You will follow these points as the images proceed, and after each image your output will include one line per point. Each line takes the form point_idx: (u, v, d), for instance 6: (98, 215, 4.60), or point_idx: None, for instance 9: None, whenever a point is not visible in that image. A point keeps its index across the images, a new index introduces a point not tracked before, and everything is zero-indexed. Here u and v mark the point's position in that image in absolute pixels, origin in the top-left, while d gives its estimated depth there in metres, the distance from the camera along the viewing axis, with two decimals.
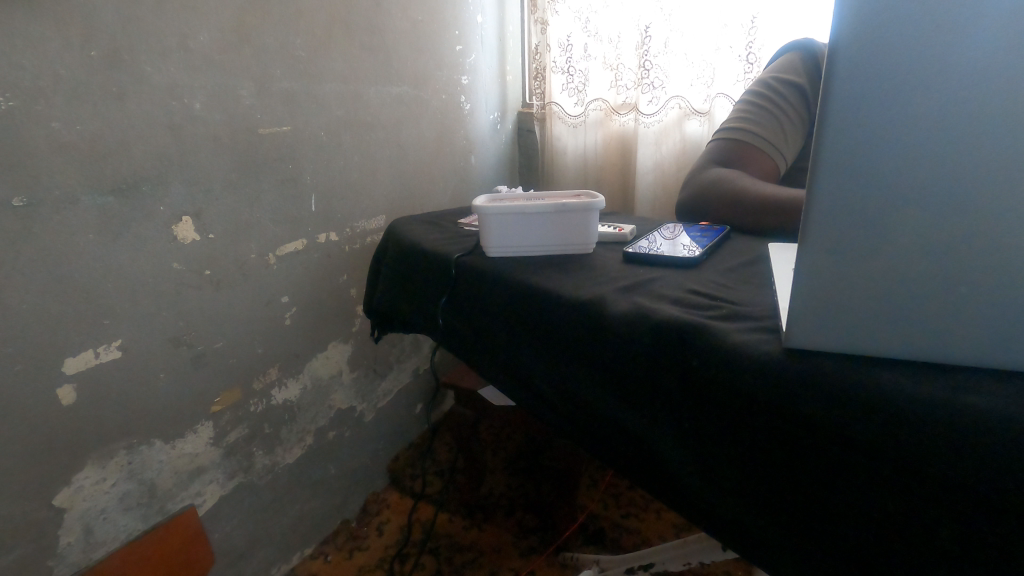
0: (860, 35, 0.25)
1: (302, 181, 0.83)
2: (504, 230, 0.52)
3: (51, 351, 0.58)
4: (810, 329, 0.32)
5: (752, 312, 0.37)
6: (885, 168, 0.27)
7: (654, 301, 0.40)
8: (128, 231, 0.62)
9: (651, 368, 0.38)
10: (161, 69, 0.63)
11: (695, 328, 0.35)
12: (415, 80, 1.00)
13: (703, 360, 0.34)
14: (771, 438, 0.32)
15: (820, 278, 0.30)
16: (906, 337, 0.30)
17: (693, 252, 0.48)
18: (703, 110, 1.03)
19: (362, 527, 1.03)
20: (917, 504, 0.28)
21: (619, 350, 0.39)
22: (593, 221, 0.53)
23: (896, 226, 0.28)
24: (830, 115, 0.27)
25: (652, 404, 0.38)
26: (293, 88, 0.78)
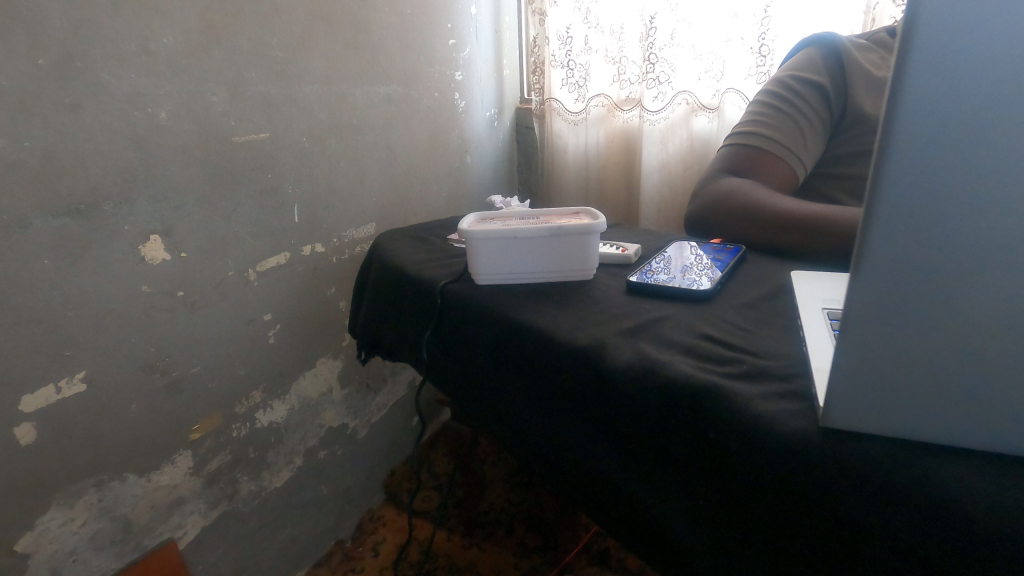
0: (933, 56, 0.20)
1: (284, 191, 0.77)
2: (492, 256, 0.47)
3: (6, 389, 0.53)
4: (853, 409, 0.26)
5: (776, 366, 0.32)
6: (962, 224, 0.21)
7: (662, 350, 0.35)
8: (88, 254, 0.57)
9: (655, 432, 0.33)
10: (120, 76, 0.57)
11: (710, 390, 0.30)
12: (405, 77, 0.94)
13: (720, 433, 0.29)
14: (797, 529, 0.27)
15: (868, 349, 0.25)
16: (975, 426, 0.24)
17: (705, 283, 0.43)
18: (712, 106, 0.96)
19: (357, 547, 0.99)
20: None
21: (620, 408, 0.34)
22: (593, 245, 0.48)
23: (970, 296, 0.22)
24: (892, 154, 0.21)
25: (657, 472, 0.33)
26: (270, 92, 0.73)
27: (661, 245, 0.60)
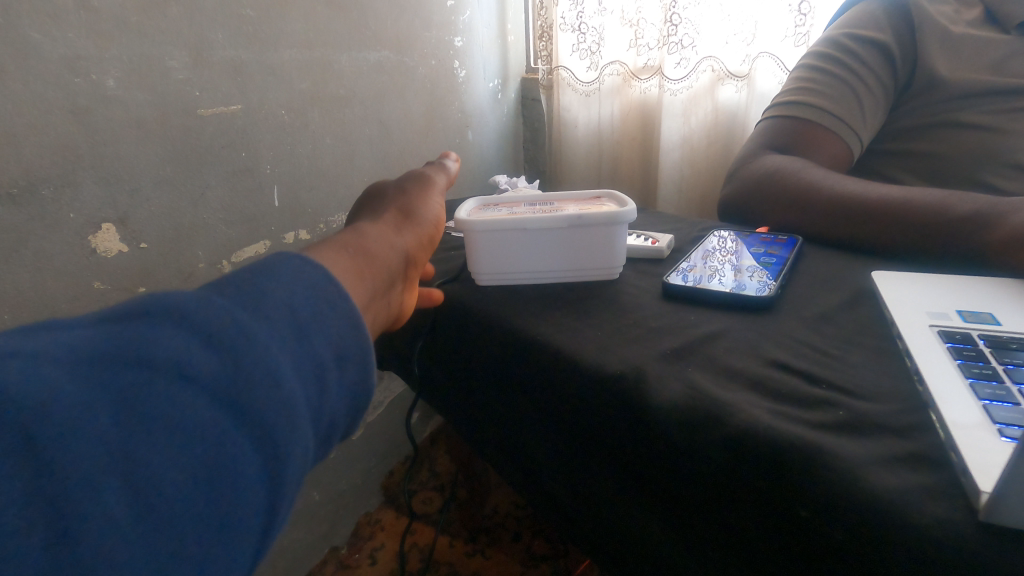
0: None
1: (262, 171, 0.69)
2: (494, 251, 0.41)
3: None
4: None
5: (878, 416, 0.26)
6: None
7: (720, 390, 0.28)
8: (26, 247, 0.49)
9: (717, 499, 0.27)
10: (55, 36, 0.48)
11: (796, 450, 0.24)
12: (398, 42, 0.84)
13: (812, 513, 0.23)
14: None
15: None
16: None
17: (762, 289, 0.36)
18: (741, 73, 0.87)
19: (353, 554, 0.93)
20: None
21: (671, 464, 0.28)
22: (616, 238, 0.41)
23: None
24: None
25: (718, 544, 0.27)
26: (241, 57, 0.64)
27: (692, 235, 0.51)
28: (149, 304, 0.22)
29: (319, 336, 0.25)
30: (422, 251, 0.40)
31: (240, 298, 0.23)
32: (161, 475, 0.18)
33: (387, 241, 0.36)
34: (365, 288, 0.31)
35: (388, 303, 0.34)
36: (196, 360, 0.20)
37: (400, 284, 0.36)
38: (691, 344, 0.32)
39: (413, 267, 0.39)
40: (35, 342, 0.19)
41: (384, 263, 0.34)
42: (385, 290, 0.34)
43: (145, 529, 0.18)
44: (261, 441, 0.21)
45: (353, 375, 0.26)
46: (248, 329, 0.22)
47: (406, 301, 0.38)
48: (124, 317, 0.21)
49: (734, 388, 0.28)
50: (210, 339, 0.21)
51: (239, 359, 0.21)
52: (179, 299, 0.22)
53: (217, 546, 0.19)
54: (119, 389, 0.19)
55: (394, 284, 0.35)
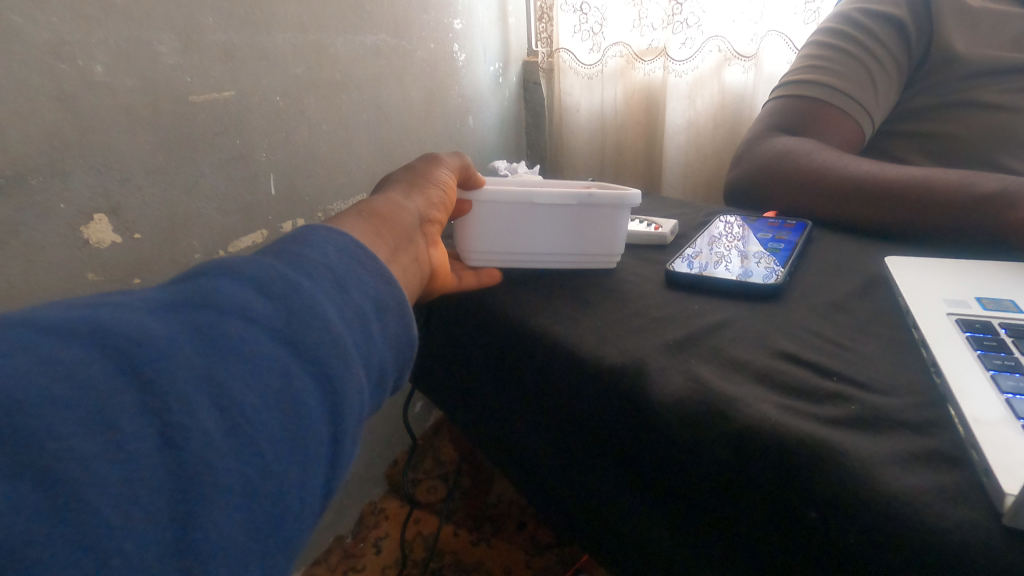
0: None
1: (257, 159, 0.68)
2: (493, 223, 0.41)
3: None
4: None
5: (889, 409, 0.25)
6: None
7: (724, 378, 0.28)
8: (16, 238, 0.48)
9: (721, 496, 0.26)
10: (38, 20, 0.47)
11: (803, 445, 0.23)
12: (395, 25, 0.82)
13: (822, 513, 0.22)
14: None
15: None
16: None
17: (769, 276, 0.35)
18: (749, 54, 0.85)
19: (358, 543, 0.93)
20: None
21: (674, 459, 0.27)
22: (618, 220, 0.40)
23: None
24: None
25: (721, 542, 0.27)
26: (233, 42, 0.62)
27: (696, 220, 0.50)
28: (212, 270, 0.26)
29: (355, 289, 0.29)
30: (440, 219, 0.39)
31: (283, 260, 0.27)
32: (242, 392, 0.22)
33: (398, 213, 0.36)
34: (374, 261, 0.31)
35: (410, 275, 0.34)
36: (257, 305, 0.25)
37: (422, 252, 0.36)
38: (694, 334, 0.31)
39: (433, 237, 0.38)
40: (127, 302, 0.23)
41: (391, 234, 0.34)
42: (400, 261, 0.33)
43: (236, 432, 0.22)
44: (317, 367, 0.25)
45: (392, 323, 0.30)
46: (296, 282, 0.26)
47: (434, 273, 0.37)
48: (189, 280, 0.26)
49: (739, 380, 0.27)
50: (268, 289, 0.25)
51: (289, 305, 0.25)
52: (232, 264, 0.26)
53: (298, 449, 0.24)
54: (197, 325, 0.23)
55: (413, 255, 0.35)
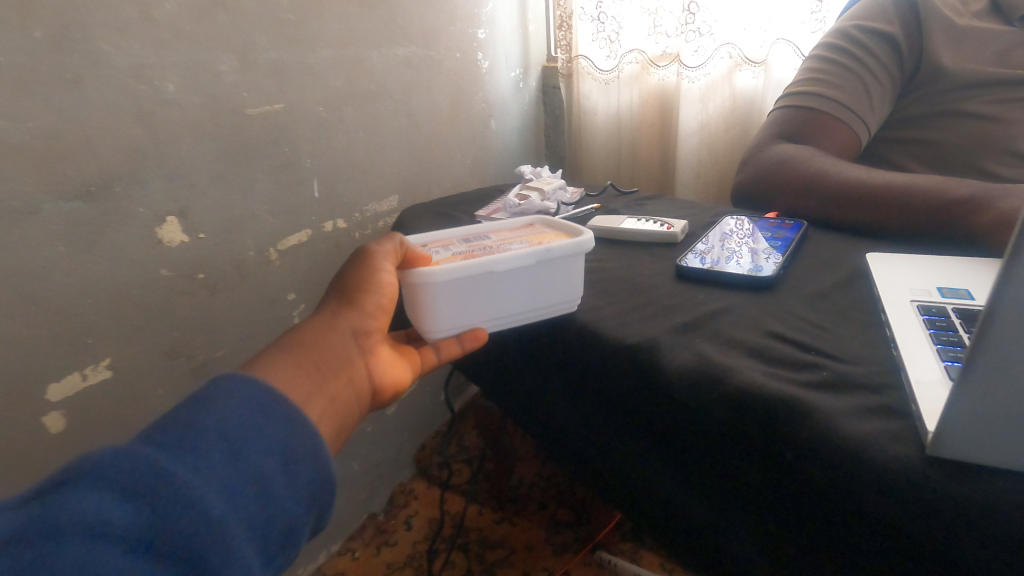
0: None
1: (303, 165, 0.74)
2: (458, 298, 0.40)
3: (33, 377, 0.53)
4: (967, 445, 0.24)
5: (858, 375, 0.30)
6: None
7: (722, 351, 0.33)
8: (103, 238, 0.55)
9: (717, 446, 0.32)
10: (121, 47, 0.53)
11: (782, 402, 0.29)
12: (424, 38, 0.88)
13: (797, 454, 0.28)
14: (879, 556, 0.26)
15: (1001, 379, 0.22)
16: None
17: (766, 269, 0.40)
18: (758, 59, 0.89)
19: (390, 520, 1.00)
20: None
21: (680, 418, 0.33)
22: (580, 267, 0.42)
23: None
24: None
25: (719, 484, 0.33)
26: (283, 59, 0.68)
27: (706, 219, 0.55)
28: (74, 476, 0.25)
29: (251, 454, 0.29)
30: (377, 328, 0.42)
31: (164, 443, 0.27)
32: None
33: (329, 339, 0.38)
34: (302, 405, 0.33)
35: (349, 400, 0.38)
36: (120, 516, 0.24)
37: (358, 372, 0.39)
38: (699, 318, 0.37)
39: (371, 348, 0.41)
40: None
41: (323, 366, 0.36)
42: (335, 391, 0.36)
43: None
44: (194, 561, 0.25)
45: (305, 470, 0.31)
46: (169, 472, 0.26)
47: (376, 386, 0.41)
48: (49, 491, 0.25)
49: (733, 356, 0.33)
50: (134, 491, 0.25)
51: (160, 503, 0.25)
52: (99, 463, 0.26)
53: None
54: (44, 559, 0.23)
55: (349, 381, 0.38)
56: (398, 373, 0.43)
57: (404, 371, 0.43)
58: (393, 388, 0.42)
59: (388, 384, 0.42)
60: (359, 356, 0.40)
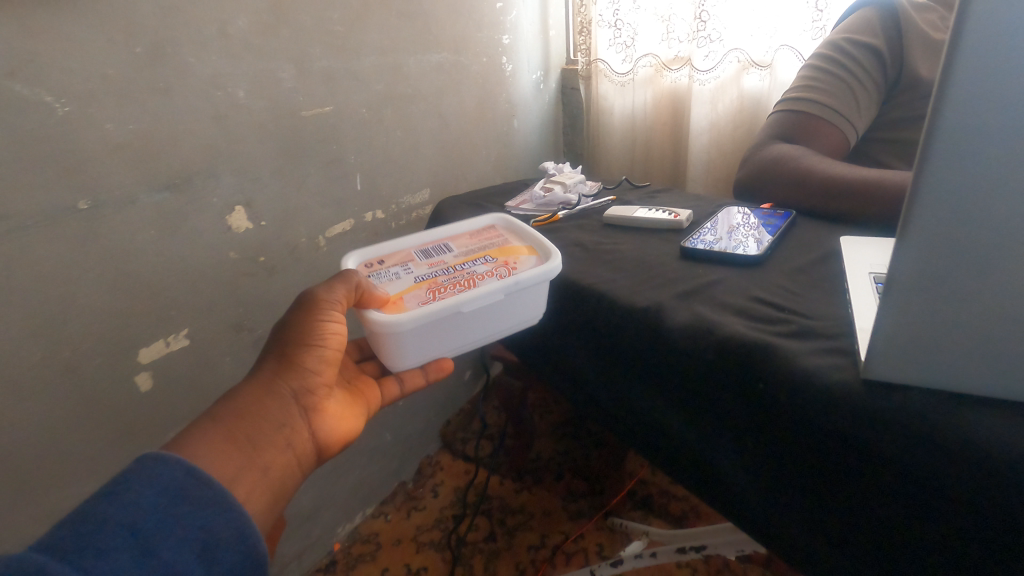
0: (984, 68, 0.23)
1: (347, 161, 0.82)
2: (421, 337, 0.47)
3: (128, 342, 0.62)
4: (892, 367, 0.32)
5: (825, 327, 0.37)
6: (994, 212, 0.25)
7: (716, 311, 0.41)
8: (185, 223, 0.64)
9: (710, 386, 0.40)
10: (203, 59, 0.62)
11: (760, 348, 0.36)
12: (454, 44, 0.96)
13: (770, 387, 0.36)
14: (830, 463, 0.34)
15: (909, 317, 0.29)
16: (987, 374, 0.29)
17: (756, 249, 0.47)
18: (764, 63, 0.95)
19: (418, 488, 1.09)
20: (958, 523, 0.29)
21: (680, 366, 0.41)
22: (538, 295, 0.50)
23: (1000, 272, 0.26)
24: (937, 161, 0.25)
25: (711, 418, 0.40)
26: (332, 66, 0.77)
27: (710, 209, 0.63)
28: None
29: (161, 547, 0.32)
30: (321, 384, 0.46)
31: (69, 548, 0.29)
32: None
33: (269, 404, 0.43)
34: (233, 479, 0.38)
35: (290, 462, 0.43)
36: None
37: (299, 433, 0.44)
38: (699, 287, 0.44)
39: (315, 404, 0.46)
40: None
41: (262, 434, 0.41)
42: (274, 458, 0.41)
43: None
44: None
45: (224, 553, 0.34)
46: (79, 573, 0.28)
47: (321, 442, 0.46)
48: None
49: (723, 316, 0.40)
50: None
51: None
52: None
53: None
54: None
55: (288, 446, 0.43)
56: (342, 425, 0.48)
57: (348, 423, 0.49)
58: (338, 439, 0.48)
59: (332, 439, 0.47)
60: (302, 415, 0.45)
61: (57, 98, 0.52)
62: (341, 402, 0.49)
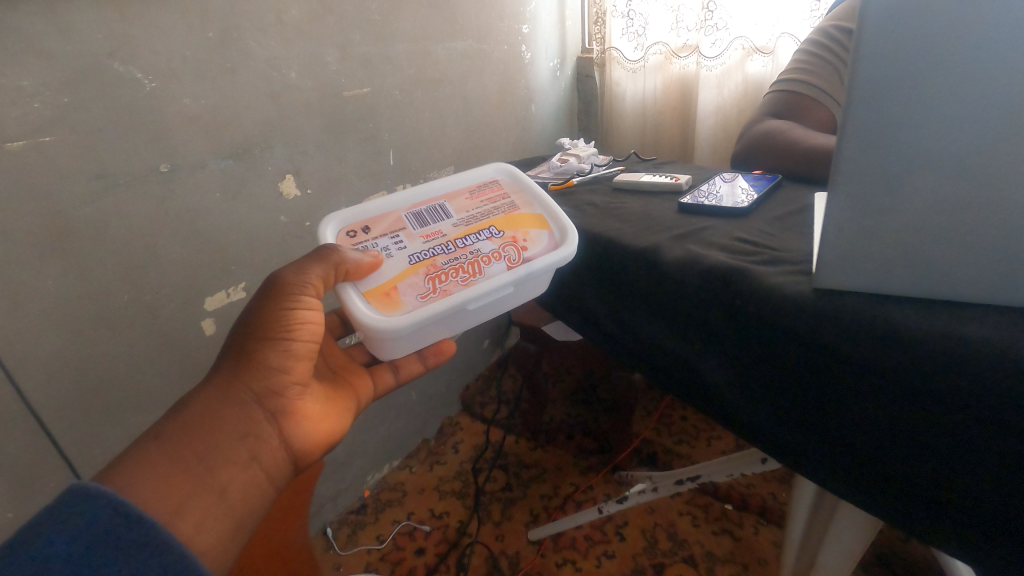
0: (887, 27, 0.30)
1: (382, 138, 0.91)
2: (420, 332, 0.48)
3: (197, 290, 0.71)
4: (835, 276, 0.39)
5: (792, 257, 0.45)
6: (903, 141, 0.32)
7: (704, 249, 0.49)
8: (245, 188, 0.73)
9: (699, 309, 0.47)
10: (262, 43, 0.71)
11: (738, 274, 0.44)
12: (479, 32, 1.04)
13: (746, 304, 0.43)
14: (792, 365, 0.41)
15: (845, 231, 0.37)
16: (908, 277, 0.37)
17: (744, 202, 0.55)
18: (768, 49, 1.02)
19: (440, 444, 1.18)
20: (889, 404, 0.36)
21: (675, 295, 0.49)
22: (542, 276, 0.52)
23: (912, 189, 0.34)
24: (858, 101, 0.33)
25: (700, 338, 0.48)
26: (371, 52, 0.85)
27: (708, 177, 0.70)
28: None
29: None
30: (288, 387, 0.46)
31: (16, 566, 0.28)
32: None
33: (229, 412, 0.42)
34: (192, 499, 0.38)
35: (257, 472, 0.43)
36: None
37: (265, 441, 0.44)
38: (691, 233, 0.52)
39: (281, 408, 0.46)
40: None
41: (221, 445, 0.41)
42: (234, 468, 0.41)
43: None
44: None
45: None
46: None
47: (290, 448, 0.46)
48: None
49: (712, 253, 0.48)
50: None
51: None
52: None
53: None
54: None
55: (253, 458, 0.43)
56: (311, 429, 0.48)
57: (319, 425, 0.49)
58: (310, 443, 0.48)
59: (302, 443, 0.47)
60: (269, 421, 0.45)
61: (146, 75, 0.61)
62: (313, 404, 0.49)
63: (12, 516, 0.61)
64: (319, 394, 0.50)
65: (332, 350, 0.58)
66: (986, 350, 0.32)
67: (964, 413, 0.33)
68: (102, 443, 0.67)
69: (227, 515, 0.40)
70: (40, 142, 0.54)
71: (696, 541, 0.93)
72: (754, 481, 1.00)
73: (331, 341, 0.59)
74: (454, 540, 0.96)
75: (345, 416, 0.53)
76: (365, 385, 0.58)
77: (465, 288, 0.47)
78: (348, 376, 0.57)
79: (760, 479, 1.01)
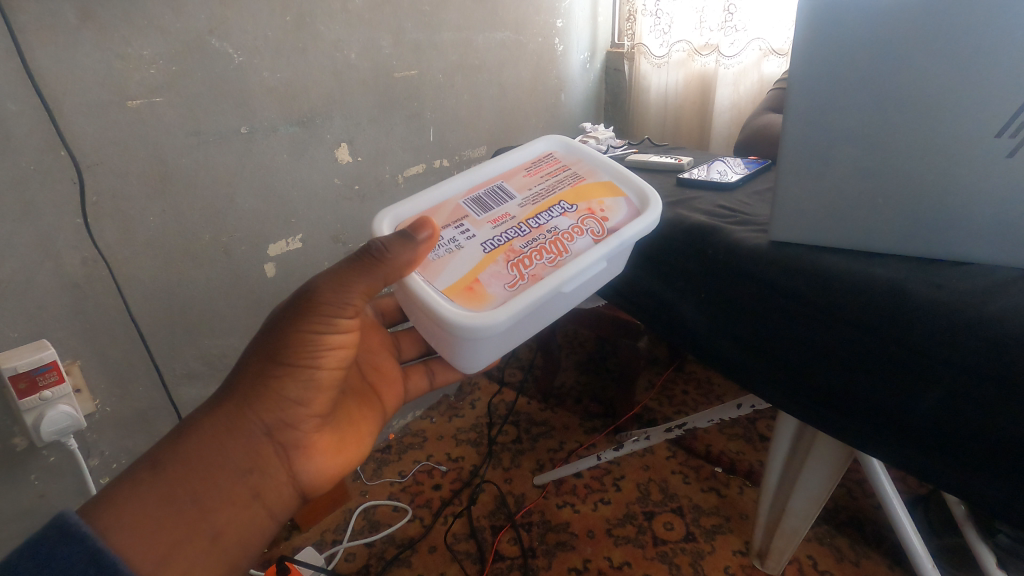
0: (812, 55, 0.43)
1: (424, 116, 1.01)
2: (510, 329, 0.46)
3: (263, 238, 0.84)
4: (786, 233, 0.52)
5: (760, 222, 0.58)
6: (825, 137, 0.46)
7: (692, 217, 0.61)
8: (308, 152, 0.85)
9: (687, 259, 0.60)
10: (330, 27, 0.82)
11: None
12: (517, 25, 1.14)
13: (717, 253, 0.57)
14: (754, 301, 0.55)
15: (789, 199, 0.50)
16: (834, 236, 0.50)
17: (730, 179, 0.69)
18: (782, 51, 1.13)
19: (458, 401, 1.29)
20: (816, 325, 0.50)
21: (670, 249, 0.62)
22: (629, 245, 0.52)
23: (833, 169, 0.46)
24: (794, 105, 0.46)
25: (686, 286, 0.61)
26: (420, 38, 0.95)
27: (711, 160, 0.81)
28: None
29: None
30: (304, 419, 0.45)
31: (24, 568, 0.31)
32: None
33: (237, 444, 0.41)
34: (182, 544, 0.38)
35: (258, 510, 0.42)
36: None
37: (272, 477, 0.43)
38: (682, 207, 0.64)
39: (292, 442, 0.44)
40: None
41: (221, 483, 0.40)
42: (233, 508, 0.41)
43: None
44: None
45: None
46: None
47: (300, 483, 0.45)
48: None
49: (696, 215, 0.62)
50: None
51: None
52: None
53: None
54: None
55: (253, 496, 0.42)
56: (326, 465, 0.47)
57: (334, 458, 0.47)
58: (323, 477, 0.47)
59: (314, 477, 0.46)
60: (278, 455, 0.44)
61: (235, 52, 0.72)
62: (330, 434, 0.47)
63: (110, 408, 0.74)
64: (341, 420, 0.49)
65: (368, 347, 0.55)
66: (877, 284, 0.46)
67: (859, 329, 0.47)
68: (180, 361, 0.80)
69: (216, 558, 0.39)
70: (152, 102, 0.66)
71: (685, 495, 1.02)
72: (744, 450, 1.10)
73: (371, 332, 0.56)
74: (466, 480, 1.08)
75: (366, 441, 0.51)
76: (399, 383, 0.57)
77: (555, 267, 0.47)
78: (379, 382, 0.55)
79: (749, 448, 1.10)
